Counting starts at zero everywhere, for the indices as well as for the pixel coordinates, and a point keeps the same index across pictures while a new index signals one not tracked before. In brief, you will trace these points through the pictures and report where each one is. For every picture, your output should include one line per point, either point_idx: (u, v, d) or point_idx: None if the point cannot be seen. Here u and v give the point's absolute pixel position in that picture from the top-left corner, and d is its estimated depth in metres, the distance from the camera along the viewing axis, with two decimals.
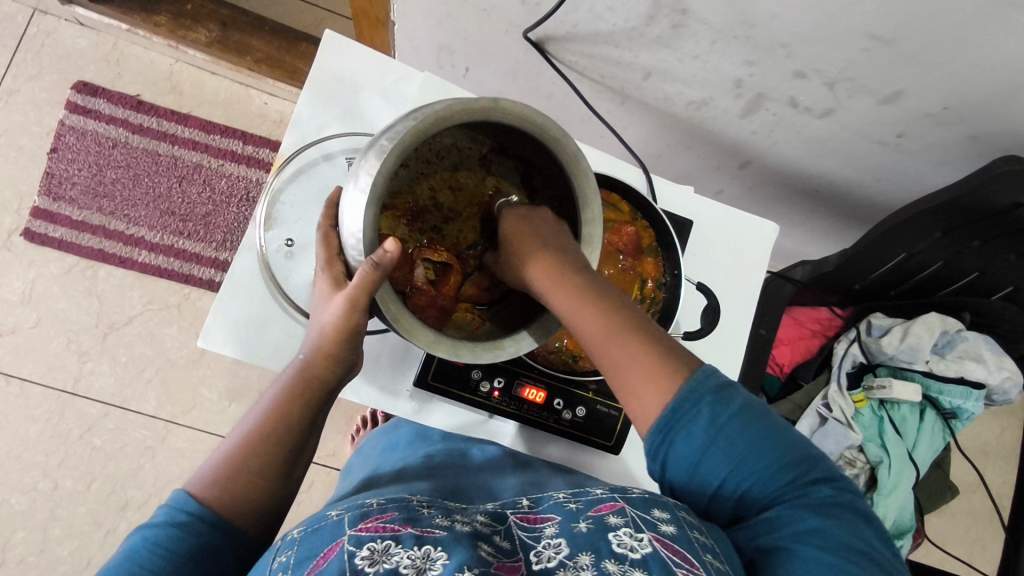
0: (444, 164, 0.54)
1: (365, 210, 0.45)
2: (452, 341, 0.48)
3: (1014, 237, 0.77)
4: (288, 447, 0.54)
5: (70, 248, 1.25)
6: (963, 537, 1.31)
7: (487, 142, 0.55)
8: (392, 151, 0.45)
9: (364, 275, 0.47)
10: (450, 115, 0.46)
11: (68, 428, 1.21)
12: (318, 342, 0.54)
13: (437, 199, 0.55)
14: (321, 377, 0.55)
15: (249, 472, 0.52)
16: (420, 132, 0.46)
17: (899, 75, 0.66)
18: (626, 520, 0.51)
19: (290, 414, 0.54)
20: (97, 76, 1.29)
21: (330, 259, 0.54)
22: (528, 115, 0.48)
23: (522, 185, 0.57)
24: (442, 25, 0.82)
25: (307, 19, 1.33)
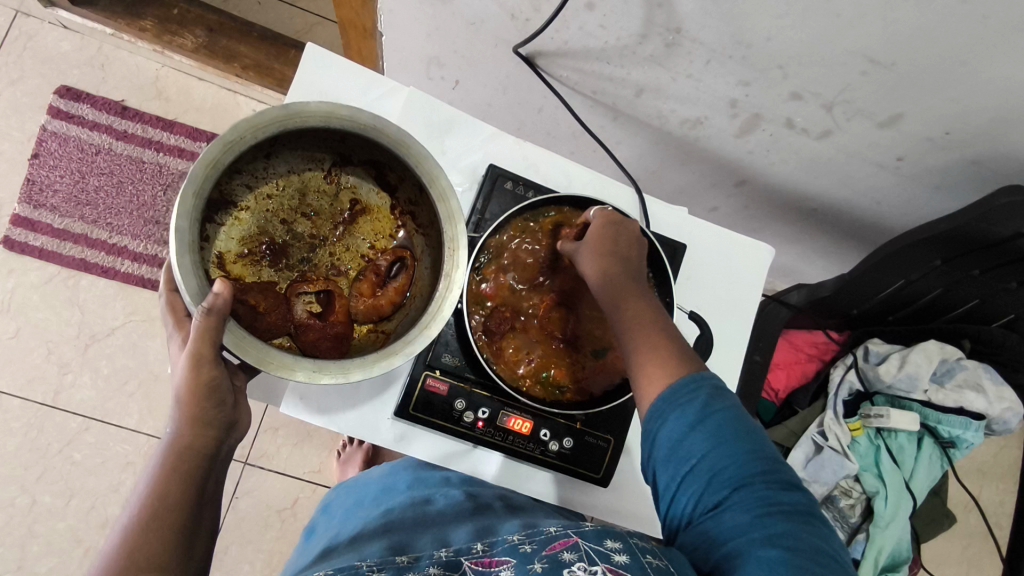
0: (288, 194, 0.57)
1: (177, 261, 0.45)
2: (338, 365, 0.49)
3: (1016, 267, 0.75)
4: (175, 529, 0.49)
5: (51, 257, 1.22)
6: (958, 559, 1.29)
7: (324, 157, 0.57)
8: (188, 190, 0.46)
9: (200, 326, 0.46)
10: (241, 137, 0.49)
11: (47, 442, 1.18)
12: (178, 411, 0.49)
13: (293, 230, 0.57)
14: (193, 449, 0.50)
15: (136, 565, 0.47)
16: (212, 163, 0.48)
17: (898, 99, 0.64)
18: (579, 555, 0.52)
19: (168, 492, 0.49)
20: (80, 81, 1.26)
21: (177, 322, 0.54)
22: (331, 110, 0.52)
23: (380, 185, 0.59)
24: (430, 37, 0.79)
25: (296, 25, 1.30)
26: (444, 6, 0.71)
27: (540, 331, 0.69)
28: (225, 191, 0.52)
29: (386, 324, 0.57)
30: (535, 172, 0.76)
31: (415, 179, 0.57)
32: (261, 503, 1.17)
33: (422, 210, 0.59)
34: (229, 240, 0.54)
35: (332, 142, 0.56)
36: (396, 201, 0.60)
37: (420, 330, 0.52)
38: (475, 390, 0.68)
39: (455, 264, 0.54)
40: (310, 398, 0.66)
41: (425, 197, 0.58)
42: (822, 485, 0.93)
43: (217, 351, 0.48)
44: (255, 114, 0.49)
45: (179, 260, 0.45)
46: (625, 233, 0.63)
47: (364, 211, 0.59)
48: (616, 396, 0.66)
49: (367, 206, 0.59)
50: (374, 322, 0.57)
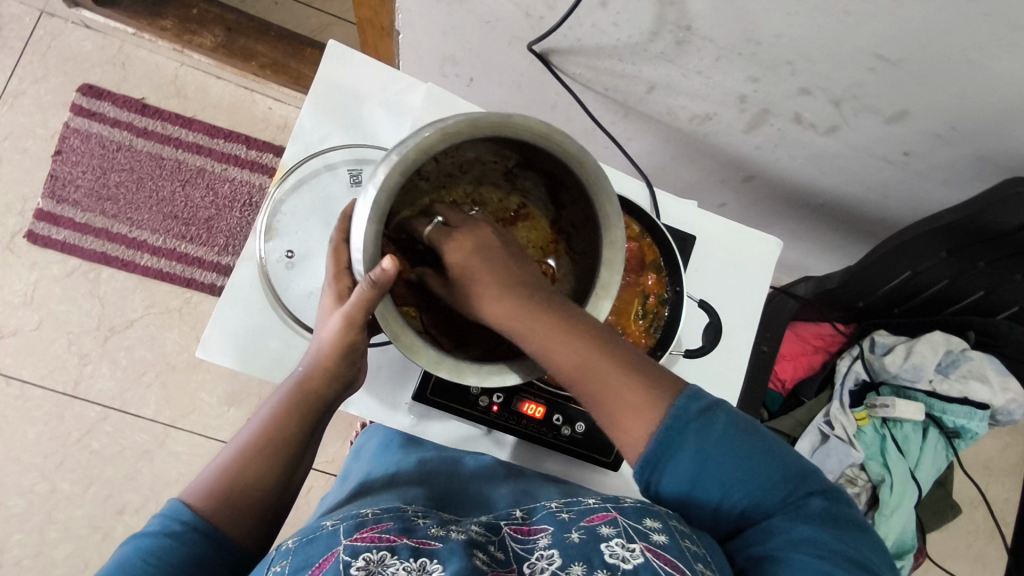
0: (466, 179, 0.53)
1: (366, 229, 0.44)
2: (455, 362, 0.47)
3: (1019, 257, 0.77)
4: (282, 461, 0.54)
5: (72, 250, 1.25)
6: (965, 554, 1.30)
7: (511, 155, 0.52)
8: (395, 168, 0.44)
9: (362, 292, 0.46)
10: (459, 130, 0.44)
11: (67, 431, 1.21)
12: (313, 358, 0.54)
13: (458, 212, 0.54)
14: (318, 394, 0.54)
15: (245, 482, 0.52)
16: (425, 149, 0.44)
17: (905, 94, 0.66)
18: (617, 530, 0.50)
19: (289, 428, 0.54)
20: (101, 79, 1.29)
21: (337, 274, 0.55)
22: (543, 132, 0.46)
23: (549, 198, 0.55)
24: (446, 35, 0.82)
25: (311, 25, 1.33)
26: (462, 5, 0.74)
27: None
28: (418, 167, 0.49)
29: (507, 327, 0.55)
30: None
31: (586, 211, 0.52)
32: None
33: (581, 238, 0.54)
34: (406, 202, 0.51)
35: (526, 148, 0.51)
36: (558, 220, 0.55)
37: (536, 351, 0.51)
38: None
39: (597, 311, 0.51)
40: None
41: (589, 229, 0.53)
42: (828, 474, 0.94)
43: (366, 318, 0.50)
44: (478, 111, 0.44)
45: (367, 229, 0.44)
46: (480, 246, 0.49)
47: (525, 217, 0.56)
48: None
49: (532, 214, 0.56)
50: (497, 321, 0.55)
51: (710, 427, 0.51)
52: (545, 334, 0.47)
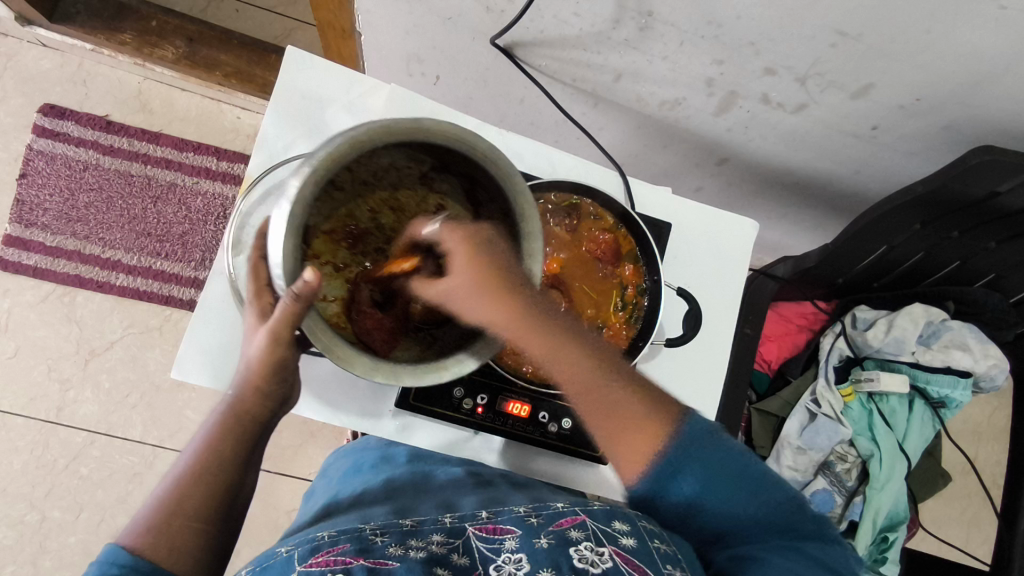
0: (382, 185, 0.51)
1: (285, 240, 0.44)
2: (392, 367, 0.46)
3: (991, 225, 0.78)
4: (224, 485, 0.53)
5: (45, 275, 1.22)
6: (959, 519, 1.32)
7: (426, 158, 0.51)
8: (309, 179, 0.44)
9: (286, 307, 0.45)
10: (368, 137, 0.45)
11: (53, 458, 1.19)
12: (242, 378, 0.53)
13: (376, 220, 0.52)
14: (250, 413, 0.53)
15: (182, 515, 0.50)
16: (333, 157, 0.45)
17: (869, 69, 0.65)
18: (586, 534, 0.53)
19: (223, 453, 0.53)
20: (63, 98, 1.26)
21: (257, 289, 0.53)
22: (455, 134, 0.47)
23: (468, 200, 0.53)
24: (408, 34, 0.81)
25: (274, 30, 1.30)
26: (420, 3, 0.73)
27: None
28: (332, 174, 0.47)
29: (438, 330, 0.52)
30: (520, 161, 0.77)
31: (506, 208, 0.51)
32: (270, 505, 1.18)
33: (506, 236, 0.53)
34: (320, 216, 0.47)
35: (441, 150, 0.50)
36: (479, 219, 0.53)
37: (471, 351, 0.49)
38: (473, 376, 0.69)
39: (524, 301, 0.50)
40: (313, 392, 0.68)
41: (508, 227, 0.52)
42: (818, 452, 0.94)
43: (292, 333, 0.49)
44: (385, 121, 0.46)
45: (283, 246, 0.44)
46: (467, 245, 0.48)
47: (444, 218, 0.53)
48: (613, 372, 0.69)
49: (450, 214, 0.53)
50: (426, 326, 0.52)
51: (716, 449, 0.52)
52: (551, 343, 0.50)
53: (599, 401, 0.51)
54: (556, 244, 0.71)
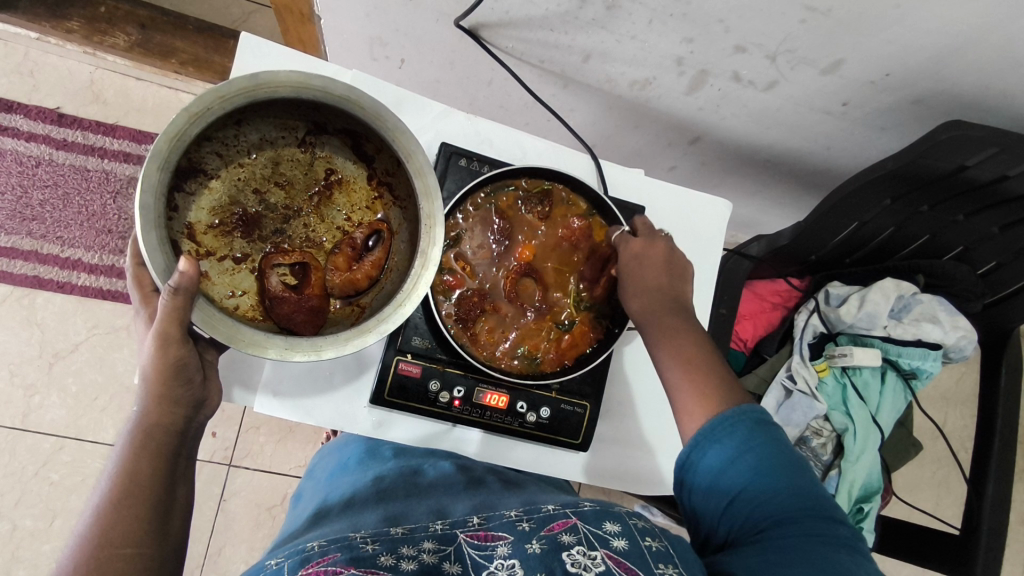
0: (261, 163, 0.55)
1: (142, 238, 0.43)
2: (309, 342, 0.48)
3: (960, 199, 0.78)
4: (151, 506, 0.49)
5: (1, 277, 1.17)
6: (930, 483, 1.36)
7: (299, 125, 0.55)
8: (151, 164, 0.44)
9: (168, 305, 0.45)
10: (207, 109, 0.47)
11: (22, 466, 1.15)
12: (145, 389, 0.49)
13: (266, 201, 0.55)
14: (166, 425, 0.50)
15: (109, 545, 0.46)
16: (179, 136, 0.46)
17: (839, 44, 0.65)
18: (578, 538, 0.51)
19: (139, 472, 0.49)
20: (9, 90, 1.20)
21: (143, 297, 0.53)
22: (302, 81, 0.49)
23: (357, 156, 0.57)
24: (369, 16, 0.78)
25: (232, 15, 1.25)
26: None
27: (509, 307, 0.69)
28: (194, 159, 0.50)
29: (362, 299, 0.55)
30: (490, 147, 0.75)
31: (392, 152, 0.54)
32: (250, 503, 1.16)
33: (400, 182, 0.57)
34: (200, 210, 0.52)
35: (305, 110, 0.54)
36: (374, 172, 0.57)
37: (394, 307, 0.51)
38: (449, 369, 0.68)
39: (432, 240, 0.52)
40: (284, 393, 0.66)
41: (403, 170, 0.55)
42: (795, 428, 0.96)
43: (184, 332, 0.48)
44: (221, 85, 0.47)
45: (143, 235, 0.43)
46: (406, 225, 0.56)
47: (338, 183, 0.57)
48: (590, 360, 0.68)
49: (343, 177, 0.57)
50: (352, 298, 0.55)
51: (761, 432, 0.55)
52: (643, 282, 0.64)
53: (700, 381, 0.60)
54: (531, 234, 0.70)
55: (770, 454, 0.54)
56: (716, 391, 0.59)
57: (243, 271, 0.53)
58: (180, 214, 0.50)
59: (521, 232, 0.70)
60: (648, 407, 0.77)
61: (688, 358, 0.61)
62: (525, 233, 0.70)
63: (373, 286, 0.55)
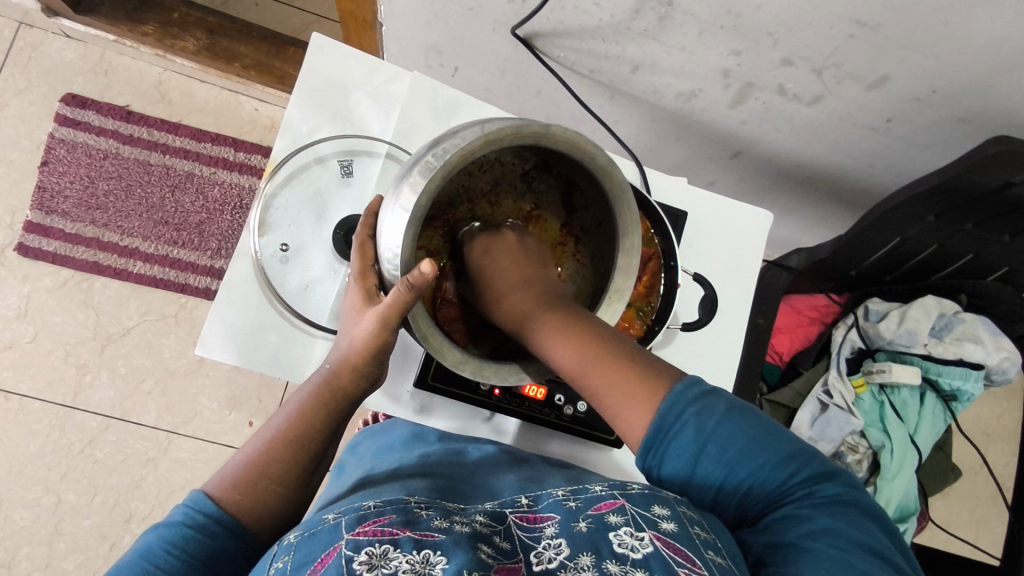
0: (485, 178, 0.56)
1: (405, 234, 0.46)
2: (478, 362, 0.51)
3: (1005, 218, 0.78)
4: (311, 457, 0.57)
5: (64, 261, 1.24)
6: (968, 519, 1.32)
7: (531, 158, 0.54)
8: (438, 173, 0.45)
9: (399, 294, 0.48)
10: (499, 138, 0.45)
11: (69, 442, 1.20)
12: (344, 357, 0.57)
13: (472, 212, 0.57)
14: (343, 392, 0.58)
15: (267, 478, 0.54)
16: (467, 154, 0.45)
17: (887, 59, 0.66)
18: (626, 518, 0.51)
19: (312, 423, 0.57)
20: (84, 88, 1.28)
21: (361, 270, 0.56)
22: (580, 144, 0.48)
23: (563, 203, 0.58)
24: (429, 25, 0.82)
25: (293, 24, 1.32)
26: None
27: None
28: None
29: None
30: None
31: (604, 219, 0.56)
32: None
33: (592, 242, 0.58)
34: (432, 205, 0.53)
35: (549, 156, 0.53)
36: (569, 223, 0.59)
37: None
38: None
39: (610, 314, 0.55)
40: None
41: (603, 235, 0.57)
42: (830, 443, 0.96)
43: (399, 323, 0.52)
44: (519, 121, 0.46)
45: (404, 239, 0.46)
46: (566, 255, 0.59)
47: (535, 219, 0.59)
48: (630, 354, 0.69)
49: (540, 216, 0.59)
50: None
51: (712, 410, 0.51)
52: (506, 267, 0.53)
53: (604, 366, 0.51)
54: None
55: (741, 448, 0.51)
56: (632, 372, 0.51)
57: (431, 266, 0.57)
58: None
59: None
60: None
61: (575, 325, 0.51)
62: None
63: None
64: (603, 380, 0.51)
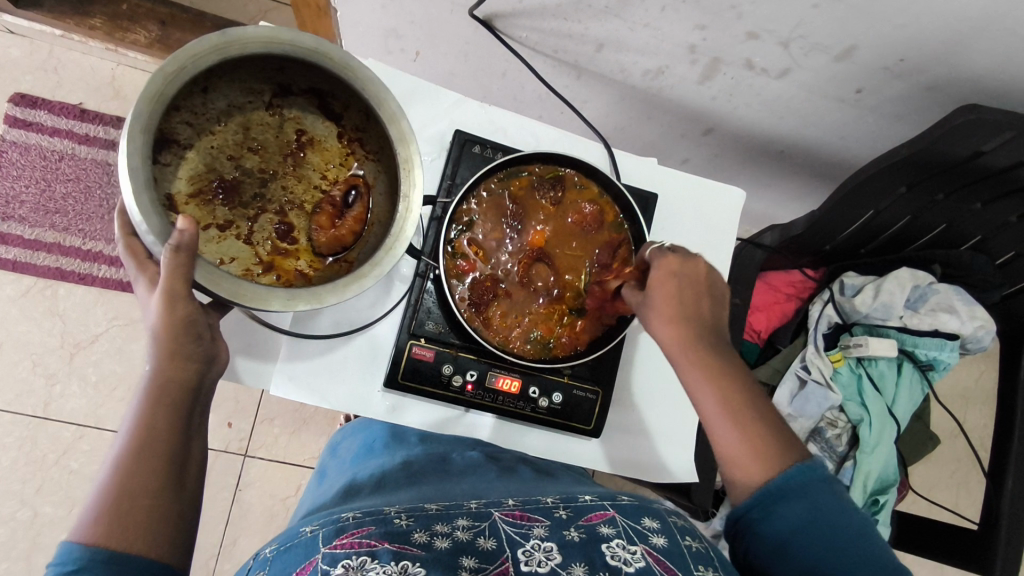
0: (233, 130, 0.55)
1: (135, 201, 0.45)
2: (309, 291, 0.52)
3: (977, 186, 0.78)
4: (166, 462, 0.50)
5: (24, 268, 1.20)
6: (948, 483, 1.34)
7: (264, 89, 0.56)
8: (133, 130, 0.46)
9: (170, 264, 0.47)
10: (178, 72, 0.48)
11: (42, 453, 1.18)
12: (156, 346, 0.49)
13: (242, 166, 0.56)
14: (178, 385, 0.50)
15: (126, 497, 0.48)
16: (156, 99, 0.47)
17: (854, 28, 0.64)
18: (617, 531, 0.50)
19: (154, 425, 0.49)
20: (34, 87, 1.23)
21: (140, 264, 0.52)
22: (270, 38, 0.51)
23: (324, 114, 0.59)
24: (384, 9, 0.78)
25: (250, 12, 1.27)
26: None
27: (519, 289, 0.70)
28: (165, 129, 0.50)
29: (350, 253, 0.57)
30: (502, 134, 0.76)
31: (361, 104, 0.57)
32: (265, 493, 1.18)
33: (371, 134, 0.59)
34: (179, 180, 0.52)
35: (269, 71, 0.54)
36: (341, 130, 0.59)
37: (385, 251, 0.54)
38: (462, 354, 0.69)
39: (411, 183, 0.56)
40: (300, 377, 0.67)
41: (374, 124, 0.58)
42: (809, 418, 0.96)
43: (190, 289, 0.49)
44: (191, 43, 0.48)
45: (136, 199, 0.45)
46: (690, 283, 0.58)
47: (310, 142, 0.58)
48: (604, 343, 0.68)
49: (313, 137, 0.59)
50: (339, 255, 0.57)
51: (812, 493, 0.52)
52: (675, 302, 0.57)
53: (736, 424, 0.54)
54: (546, 220, 0.71)
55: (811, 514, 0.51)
56: (767, 435, 0.54)
57: (230, 239, 0.55)
58: (157, 186, 0.51)
59: (536, 217, 0.71)
60: (660, 395, 0.77)
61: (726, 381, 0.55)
62: (541, 218, 0.71)
63: (358, 240, 0.57)
64: (728, 435, 0.54)
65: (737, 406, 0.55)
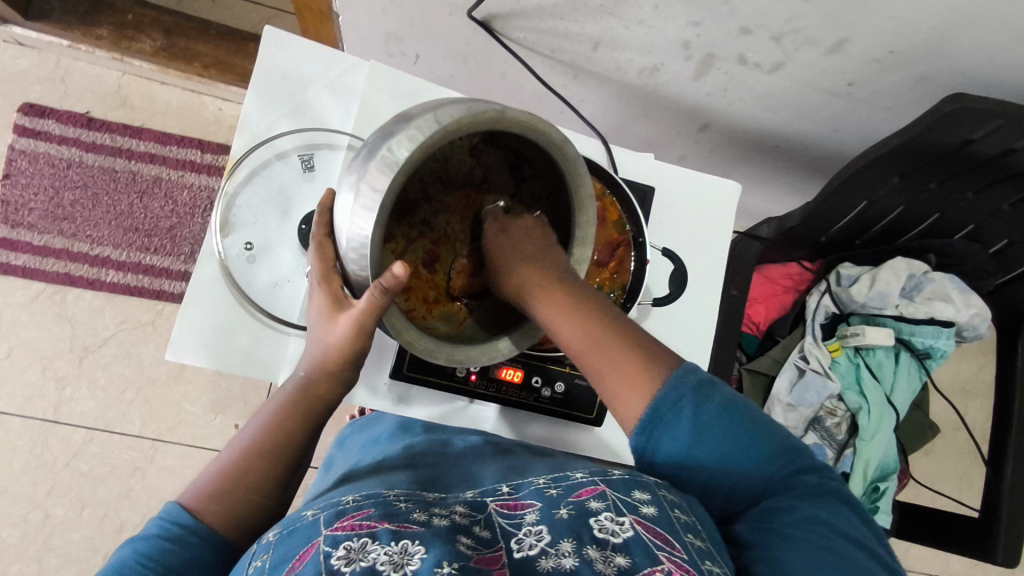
0: (436, 158, 0.51)
1: (373, 233, 0.43)
2: (453, 348, 0.50)
3: (969, 173, 0.79)
4: (286, 465, 0.55)
5: (34, 274, 1.22)
6: (952, 475, 1.35)
7: (478, 135, 0.51)
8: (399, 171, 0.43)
9: (371, 300, 0.47)
10: (459, 128, 0.44)
11: (53, 457, 1.19)
12: (318, 364, 0.54)
13: (425, 192, 0.53)
14: (323, 400, 0.56)
15: (244, 488, 0.53)
16: (427, 150, 0.44)
17: (843, 22, 0.66)
18: (606, 504, 0.51)
19: (290, 431, 0.55)
20: (42, 97, 1.25)
21: (325, 273, 0.53)
22: (530, 123, 0.47)
23: (509, 172, 0.56)
24: (386, 12, 0.80)
25: (252, 20, 1.30)
26: None
27: None
28: None
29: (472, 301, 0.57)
30: None
31: (552, 186, 0.55)
32: None
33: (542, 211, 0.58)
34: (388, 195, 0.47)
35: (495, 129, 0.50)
36: (517, 192, 0.57)
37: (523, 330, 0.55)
38: None
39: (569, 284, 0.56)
40: None
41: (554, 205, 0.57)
42: (808, 407, 0.97)
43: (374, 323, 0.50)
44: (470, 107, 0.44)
45: (374, 233, 0.43)
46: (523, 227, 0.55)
47: (486, 190, 0.56)
48: None
49: (492, 187, 0.56)
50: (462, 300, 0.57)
51: (709, 400, 0.53)
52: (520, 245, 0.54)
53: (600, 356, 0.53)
54: None
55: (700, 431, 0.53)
56: (629, 363, 0.53)
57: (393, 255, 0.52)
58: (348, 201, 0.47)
59: None
60: None
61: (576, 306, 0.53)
62: None
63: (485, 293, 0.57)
64: (596, 370, 0.54)
65: (593, 333, 0.53)
